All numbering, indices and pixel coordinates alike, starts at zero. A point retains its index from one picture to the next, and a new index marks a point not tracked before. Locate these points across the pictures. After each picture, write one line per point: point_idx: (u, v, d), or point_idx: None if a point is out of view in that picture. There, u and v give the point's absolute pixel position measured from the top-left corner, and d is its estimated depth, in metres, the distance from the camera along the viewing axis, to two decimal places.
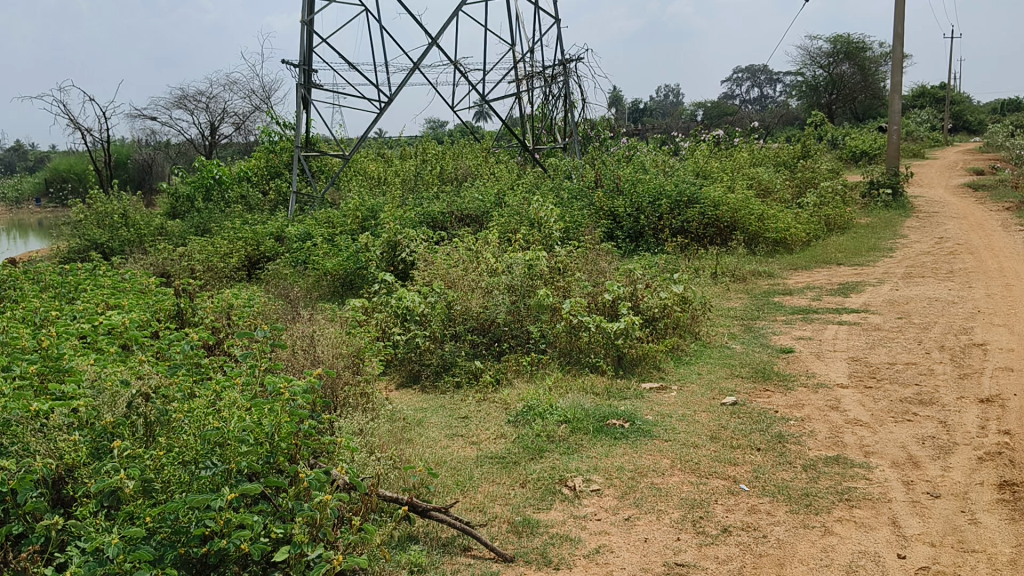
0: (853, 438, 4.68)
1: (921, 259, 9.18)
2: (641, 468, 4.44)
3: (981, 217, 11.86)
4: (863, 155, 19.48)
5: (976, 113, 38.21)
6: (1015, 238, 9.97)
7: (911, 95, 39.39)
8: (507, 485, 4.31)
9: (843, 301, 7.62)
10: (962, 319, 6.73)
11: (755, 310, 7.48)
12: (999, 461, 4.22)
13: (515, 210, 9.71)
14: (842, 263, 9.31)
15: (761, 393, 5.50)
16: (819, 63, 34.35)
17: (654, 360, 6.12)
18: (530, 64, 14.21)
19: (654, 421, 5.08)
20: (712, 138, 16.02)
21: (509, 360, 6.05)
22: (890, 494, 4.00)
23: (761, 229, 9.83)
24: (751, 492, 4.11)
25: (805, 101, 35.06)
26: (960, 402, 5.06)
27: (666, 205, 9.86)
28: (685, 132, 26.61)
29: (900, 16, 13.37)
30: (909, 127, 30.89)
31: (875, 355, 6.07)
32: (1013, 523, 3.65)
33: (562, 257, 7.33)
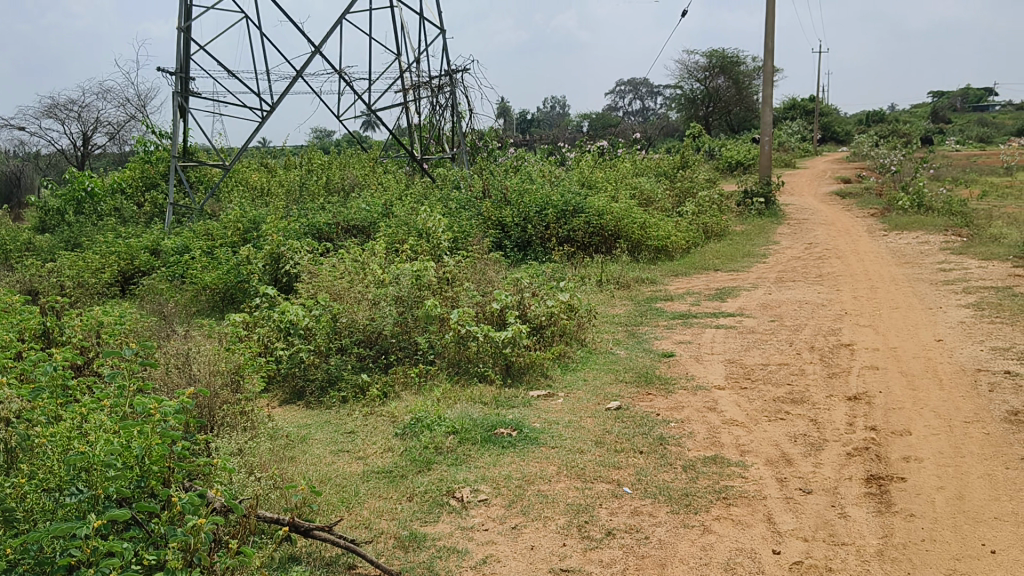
0: (730, 438, 4.85)
1: (793, 264, 9.64)
2: (528, 475, 4.47)
3: (846, 224, 12.56)
4: (739, 165, 20.36)
5: (842, 125, 40.58)
6: (877, 243, 10.60)
7: (782, 107, 41.43)
8: (393, 499, 4.25)
9: (721, 305, 7.92)
10: (830, 320, 7.09)
11: (638, 316, 7.68)
12: (866, 456, 4.45)
13: (402, 221, 9.65)
14: (719, 269, 9.68)
15: (643, 397, 5.64)
16: (696, 76, 35.66)
17: (542, 367, 6.17)
18: (416, 73, 14.15)
19: (541, 428, 5.13)
20: (596, 148, 16.39)
21: (397, 372, 5.97)
22: (765, 491, 4.17)
23: (643, 237, 10.07)
24: (634, 495, 4.20)
25: (684, 114, 36.38)
26: (829, 400, 5.32)
27: (552, 215, 10.00)
28: (571, 142, 27.09)
29: (770, 32, 14.01)
30: (781, 139, 32.49)
31: (750, 356, 6.33)
32: (879, 515, 3.83)
33: (450, 267, 7.33)
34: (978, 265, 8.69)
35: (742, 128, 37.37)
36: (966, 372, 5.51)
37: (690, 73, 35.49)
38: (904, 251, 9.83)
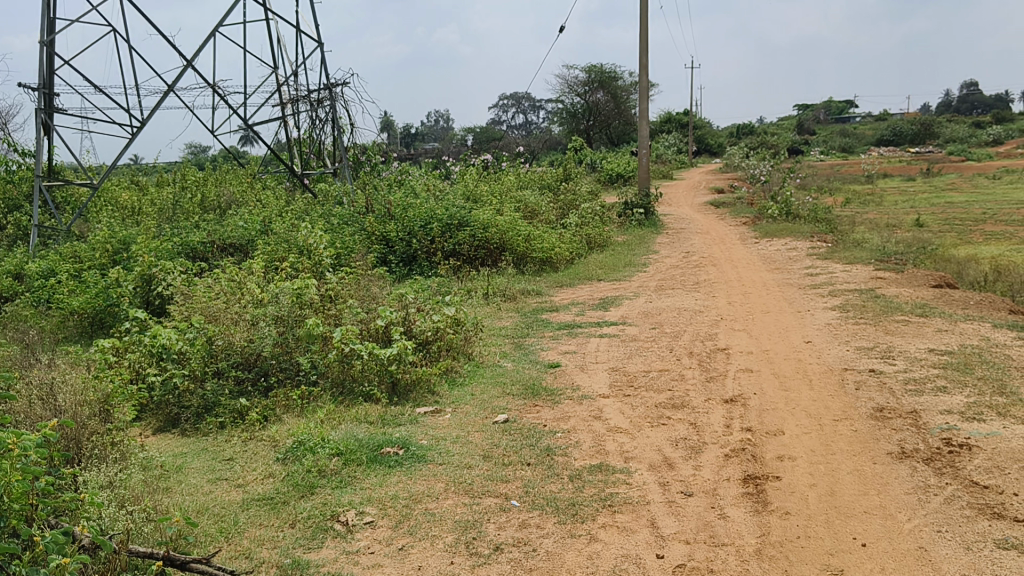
0: (614, 446, 4.92)
1: (672, 273, 9.93)
2: (415, 494, 4.39)
3: (721, 232, 13.05)
4: (620, 177, 20.88)
5: (715, 138, 42.38)
6: (749, 250, 11.05)
7: (659, 120, 42.80)
8: (275, 527, 4.09)
9: (604, 315, 8.06)
10: (707, 326, 7.33)
11: (525, 328, 7.72)
12: (743, 457, 4.60)
13: (281, 238, 9.40)
14: (602, 279, 9.85)
15: (530, 409, 5.66)
16: (576, 91, 36.39)
17: (428, 384, 6.09)
18: (294, 87, 13.87)
19: (428, 445, 5.06)
20: (481, 162, 16.45)
21: (278, 395, 5.77)
22: (648, 496, 4.24)
23: (528, 249, 10.15)
24: (522, 508, 4.19)
25: (565, 127, 37.12)
26: (708, 403, 5.48)
27: (437, 229, 9.95)
28: (455, 155, 27.24)
29: (644, 48, 14.44)
30: (659, 151, 33.58)
31: (633, 364, 6.46)
32: (756, 514, 3.95)
33: (332, 284, 7.16)
34: (842, 269, 9.18)
35: (622, 141, 38.41)
36: (833, 372, 5.79)
37: (570, 87, 36.11)
38: (774, 258, 10.28)
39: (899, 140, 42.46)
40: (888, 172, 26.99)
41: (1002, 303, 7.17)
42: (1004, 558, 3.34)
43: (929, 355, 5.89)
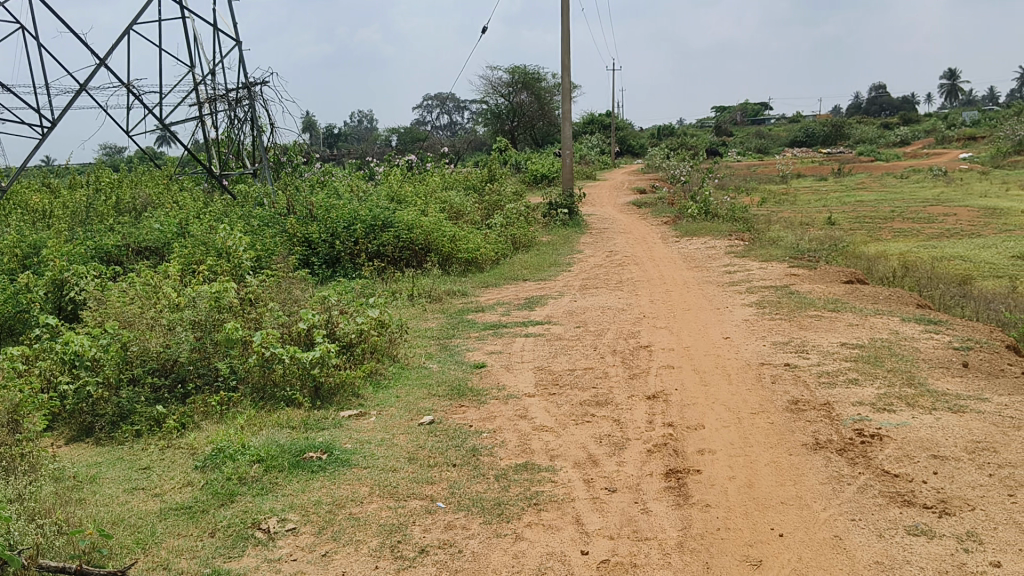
0: (540, 444, 4.94)
1: (596, 272, 10.03)
2: (340, 499, 4.33)
3: (643, 232, 13.26)
4: (544, 177, 21.02)
5: (637, 140, 43.08)
6: (671, 249, 11.26)
7: (582, 121, 43.21)
8: (193, 536, 3.97)
9: (530, 314, 8.10)
10: (630, 324, 7.43)
11: (450, 329, 7.69)
12: (665, 452, 4.68)
13: (199, 241, 9.16)
14: (528, 279, 9.89)
15: (456, 410, 5.64)
16: (501, 92, 36.13)
17: (352, 387, 6.01)
18: (212, 86, 13.52)
19: (353, 449, 4.99)
20: (405, 162, 16.35)
21: (196, 401, 5.63)
22: (573, 493, 4.27)
23: (453, 250, 10.13)
24: (447, 509, 4.17)
25: (490, 129, 37.19)
26: (631, 400, 5.55)
27: (361, 230, 9.85)
28: (379, 156, 27.03)
29: (565, 50, 14.56)
30: (582, 152, 33.92)
31: (558, 362, 6.50)
32: (678, 508, 4.03)
33: (252, 287, 7.00)
34: (759, 266, 9.43)
35: (547, 142, 38.66)
36: (750, 367, 5.93)
37: (494, 88, 36.15)
38: (694, 256, 10.50)
39: (811, 142, 43.86)
40: (802, 172, 27.85)
41: (909, 298, 7.46)
42: (913, 543, 3.44)
43: (841, 349, 6.09)
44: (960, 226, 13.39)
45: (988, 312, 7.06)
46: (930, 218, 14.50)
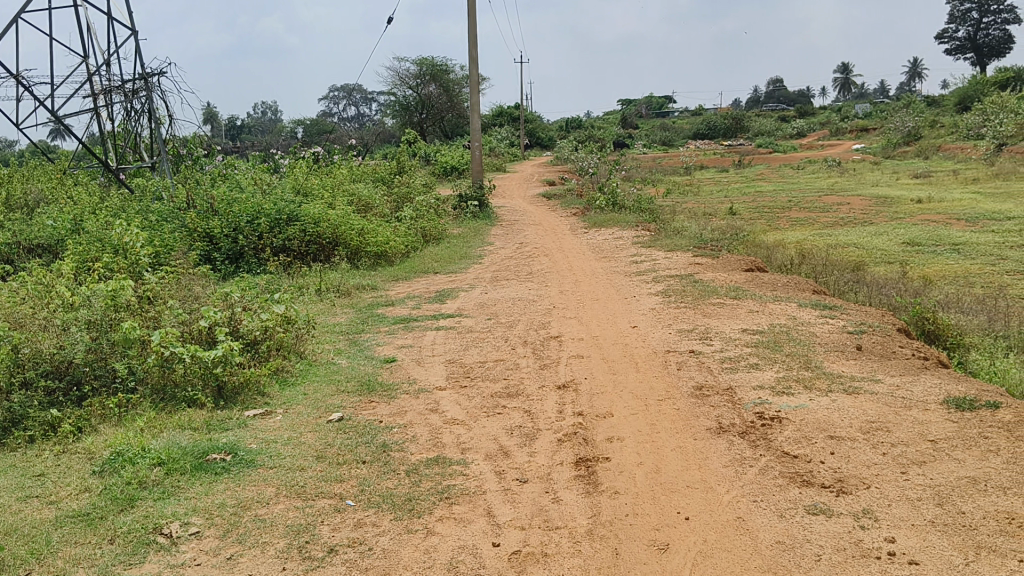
0: (451, 438, 4.92)
1: (506, 264, 10.05)
2: (245, 501, 4.20)
3: (552, 223, 13.37)
4: (454, 170, 20.97)
5: (546, 132, 43.47)
6: (580, 240, 11.38)
7: (491, 114, 43.30)
8: (92, 544, 3.78)
9: (440, 307, 8.05)
10: (541, 315, 7.48)
11: (360, 323, 7.57)
12: (575, 440, 4.72)
13: (95, 237, 8.75)
14: (438, 271, 9.83)
15: (366, 406, 5.55)
16: (408, 84, 35.78)
17: (257, 386, 5.84)
18: (106, 77, 12.91)
19: (258, 449, 4.85)
20: (311, 154, 16.02)
21: (93, 404, 5.37)
22: (484, 486, 4.27)
23: (361, 243, 9.98)
24: (357, 507, 4.10)
25: (398, 120, 36.88)
26: (541, 391, 5.58)
27: (265, 224, 9.60)
28: (284, 148, 26.44)
29: (472, 42, 14.51)
30: (492, 144, 33.99)
31: (469, 355, 6.48)
32: (587, 496, 4.06)
33: (150, 285, 6.72)
34: (664, 256, 9.62)
35: (456, 134, 38.58)
36: (657, 354, 6.05)
37: (402, 80, 35.81)
38: (602, 247, 10.63)
39: (714, 134, 45.16)
40: (706, 164, 28.62)
41: (807, 284, 7.74)
42: (813, 522, 3.55)
43: (743, 335, 6.27)
44: (853, 215, 13.98)
45: (879, 297, 7.38)
46: (825, 207, 15.09)
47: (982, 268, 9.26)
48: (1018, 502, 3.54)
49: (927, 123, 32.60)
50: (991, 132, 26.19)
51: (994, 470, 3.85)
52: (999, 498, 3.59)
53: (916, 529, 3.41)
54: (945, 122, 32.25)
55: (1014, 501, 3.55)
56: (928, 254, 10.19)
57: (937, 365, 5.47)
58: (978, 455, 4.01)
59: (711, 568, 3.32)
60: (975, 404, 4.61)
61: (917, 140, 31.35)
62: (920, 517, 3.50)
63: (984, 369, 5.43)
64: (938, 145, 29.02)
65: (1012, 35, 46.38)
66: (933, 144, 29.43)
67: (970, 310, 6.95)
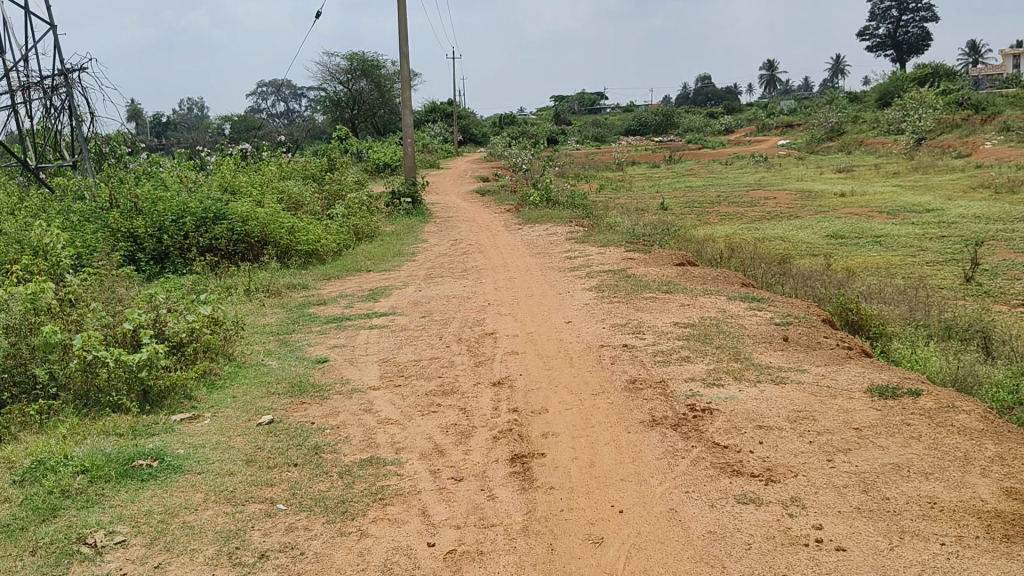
0: (385, 438, 4.86)
1: (440, 261, 9.99)
2: (172, 508, 4.07)
3: (486, 219, 13.36)
4: (387, 166, 20.80)
5: (479, 128, 43.46)
6: (513, 236, 11.39)
7: (424, 110, 43.06)
8: (11, 557, 3.61)
9: (374, 306, 7.95)
10: (475, 312, 7.45)
11: (291, 323, 7.43)
12: (510, 437, 4.70)
13: (12, 238, 8.39)
14: (371, 270, 9.73)
15: (297, 408, 5.44)
16: (338, 79, 35.47)
17: (185, 390, 5.68)
18: (23, 72, 12.37)
19: (186, 454, 4.71)
20: (239, 152, 15.66)
21: (12, 411, 5.12)
22: (419, 485, 4.22)
23: (291, 242, 9.80)
24: (288, 511, 4.01)
25: (329, 116, 36.37)
26: (476, 388, 5.56)
27: (191, 223, 9.33)
28: (211, 145, 25.83)
29: (403, 37, 14.38)
30: (424, 140, 33.82)
31: (403, 354, 6.41)
32: (522, 492, 4.06)
33: (71, 287, 6.47)
34: (597, 251, 9.69)
35: (388, 130, 38.30)
36: (591, 349, 6.08)
37: (332, 75, 35.34)
38: (536, 243, 10.66)
39: (645, 130, 45.76)
40: (637, 160, 29.00)
41: (736, 278, 7.89)
42: (743, 512, 3.60)
43: (674, 328, 6.35)
44: (780, 209, 14.32)
45: (805, 289, 7.56)
46: (753, 201, 15.42)
47: (903, 259, 9.57)
48: (938, 486, 3.65)
49: (849, 119, 33.62)
50: (909, 127, 27.14)
51: (916, 456, 3.97)
52: (921, 483, 3.70)
53: (842, 516, 3.49)
54: (867, 118, 33.30)
55: (934, 486, 3.66)
56: (851, 246, 10.49)
57: (860, 355, 5.63)
58: (900, 442, 4.13)
59: (645, 560, 3.34)
60: (897, 391, 4.75)
61: (840, 135, 32.30)
62: (846, 504, 3.58)
63: (905, 357, 5.61)
64: (859, 140, 29.94)
65: (928, 33, 48.16)
66: (855, 139, 30.36)
67: (891, 300, 7.17)
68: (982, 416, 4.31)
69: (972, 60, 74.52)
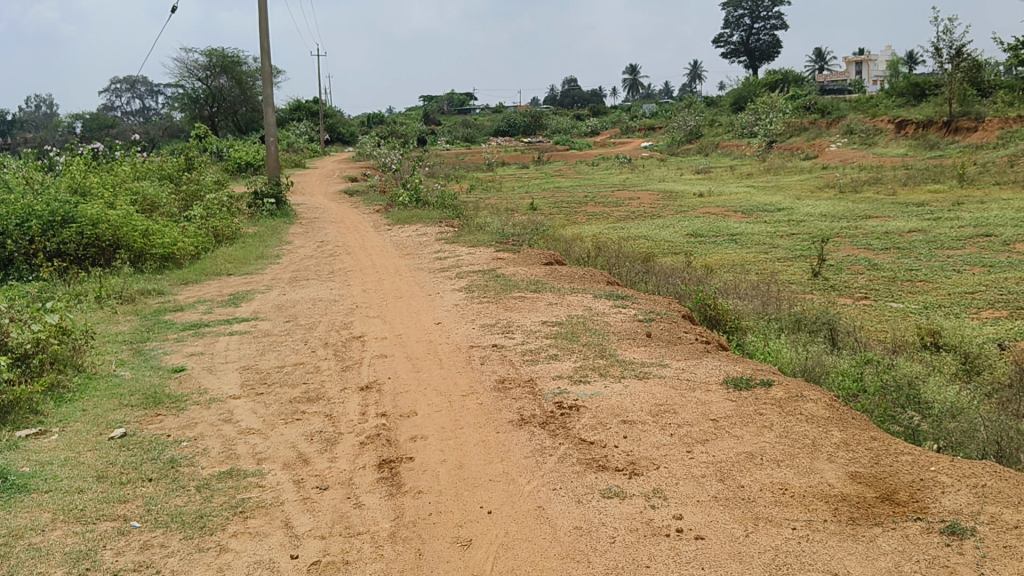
0: (245, 448, 4.65)
1: (306, 263, 9.72)
2: (15, 530, 3.74)
3: (353, 220, 13.12)
4: (249, 166, 20.15)
5: (346, 127, 42.74)
6: (382, 237, 11.22)
7: (288, 108, 41.95)
8: None
9: (235, 311, 7.64)
10: (342, 315, 7.28)
11: (145, 331, 7.03)
12: (378, 442, 4.60)
13: None
14: (232, 273, 9.35)
15: (152, 420, 5.14)
16: (196, 75, 33.96)
17: (29, 405, 5.25)
18: None
19: (31, 473, 4.35)
20: (90, 150, 14.74)
21: None
22: (281, 496, 4.06)
23: (146, 246, 9.29)
24: (143, 528, 3.77)
25: (187, 114, 34.81)
26: (343, 393, 5.42)
27: (37, 226, 8.69)
28: (57, 143, 24.30)
29: (263, 33, 13.91)
30: (288, 139, 32.95)
31: (266, 360, 6.18)
32: (390, 498, 3.97)
33: None
34: (467, 251, 9.68)
35: (251, 129, 37.14)
36: (460, 350, 6.05)
37: (190, 71, 33.77)
38: (406, 243, 10.54)
39: (513, 131, 46.23)
40: (506, 160, 29.27)
41: (601, 276, 8.05)
42: (608, 506, 3.65)
43: (543, 327, 6.40)
44: (643, 208, 14.77)
45: (666, 286, 7.80)
46: (617, 201, 15.84)
47: (757, 256, 10.05)
48: (789, 473, 3.83)
49: (706, 122, 35.15)
50: (761, 130, 28.61)
51: (769, 444, 4.14)
52: (773, 470, 3.87)
53: (700, 505, 3.60)
54: (723, 121, 34.90)
55: (785, 472, 3.83)
56: (709, 244, 10.92)
57: (717, 349, 5.85)
58: (754, 431, 4.30)
59: (512, 559, 3.33)
60: (751, 382, 4.95)
61: (698, 138, 33.69)
62: (704, 494, 3.70)
63: (759, 349, 5.87)
64: (716, 142, 31.34)
65: (778, 41, 50.98)
66: (712, 142, 31.76)
67: (746, 295, 7.51)
68: (828, 404, 4.55)
69: (817, 67, 79.42)
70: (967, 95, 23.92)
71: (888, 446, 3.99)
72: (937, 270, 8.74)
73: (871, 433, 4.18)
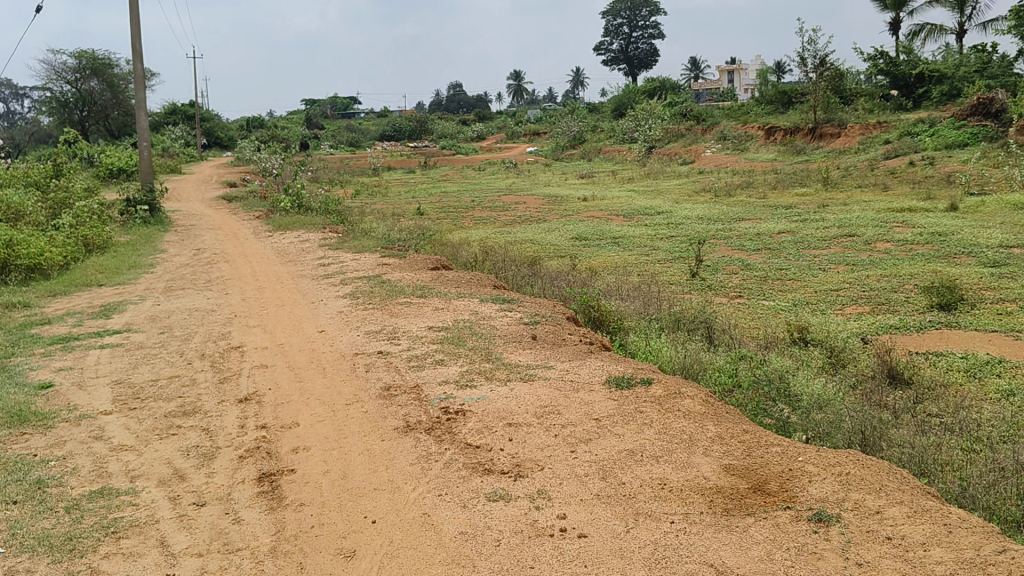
0: (118, 466, 4.41)
1: (182, 272, 9.34)
2: None
3: (233, 227, 12.71)
4: (121, 172, 19.26)
5: (226, 132, 41.47)
6: (263, 244, 10.91)
7: (164, 112, 40.33)
8: None
9: (106, 323, 7.26)
10: (220, 325, 7.03)
11: (8, 347, 6.58)
12: (258, 455, 4.46)
13: None
14: (104, 284, 8.89)
15: (16, 440, 4.81)
16: (64, 78, 32.14)
17: None
18: None
19: None
20: None
21: None
22: (156, 514, 3.87)
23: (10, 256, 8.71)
24: (6, 554, 3.51)
25: (55, 118, 32.92)
26: (221, 406, 5.22)
27: None
28: None
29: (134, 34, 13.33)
30: (163, 144, 31.66)
31: (139, 374, 5.89)
32: (272, 512, 3.84)
33: None
34: (351, 257, 9.52)
35: (124, 134, 35.49)
36: (345, 358, 5.93)
37: (58, 74, 31.88)
38: (288, 250, 10.29)
39: (401, 136, 45.93)
40: (392, 165, 29.06)
41: (487, 280, 8.07)
42: (492, 509, 3.65)
43: (429, 332, 6.36)
44: (528, 212, 14.93)
45: (551, 289, 7.89)
46: (503, 206, 15.95)
47: (637, 258, 10.31)
48: (668, 468, 3.92)
49: (589, 129, 35.89)
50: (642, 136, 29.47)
51: (648, 441, 4.24)
52: (652, 466, 3.96)
53: (583, 504, 3.64)
54: (606, 127, 35.72)
55: (664, 468, 3.93)
56: (592, 247, 11.12)
57: (600, 349, 5.95)
58: (634, 429, 4.39)
59: (396, 568, 3.28)
60: (632, 381, 5.06)
61: (582, 143, 34.36)
62: (586, 493, 3.74)
63: (640, 349, 6.00)
64: (600, 148, 32.04)
65: (656, 50, 52.64)
66: (596, 147, 32.45)
67: (628, 296, 7.68)
68: (704, 400, 4.70)
69: (693, 75, 82.31)
70: (831, 103, 25.35)
71: (759, 439, 4.15)
72: (805, 269, 9.19)
73: (743, 427, 4.34)
